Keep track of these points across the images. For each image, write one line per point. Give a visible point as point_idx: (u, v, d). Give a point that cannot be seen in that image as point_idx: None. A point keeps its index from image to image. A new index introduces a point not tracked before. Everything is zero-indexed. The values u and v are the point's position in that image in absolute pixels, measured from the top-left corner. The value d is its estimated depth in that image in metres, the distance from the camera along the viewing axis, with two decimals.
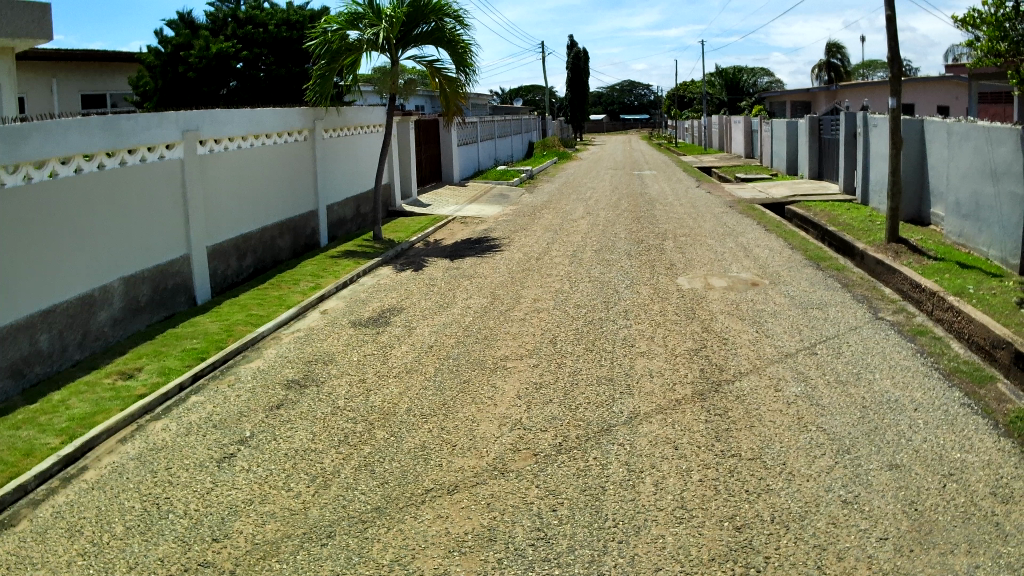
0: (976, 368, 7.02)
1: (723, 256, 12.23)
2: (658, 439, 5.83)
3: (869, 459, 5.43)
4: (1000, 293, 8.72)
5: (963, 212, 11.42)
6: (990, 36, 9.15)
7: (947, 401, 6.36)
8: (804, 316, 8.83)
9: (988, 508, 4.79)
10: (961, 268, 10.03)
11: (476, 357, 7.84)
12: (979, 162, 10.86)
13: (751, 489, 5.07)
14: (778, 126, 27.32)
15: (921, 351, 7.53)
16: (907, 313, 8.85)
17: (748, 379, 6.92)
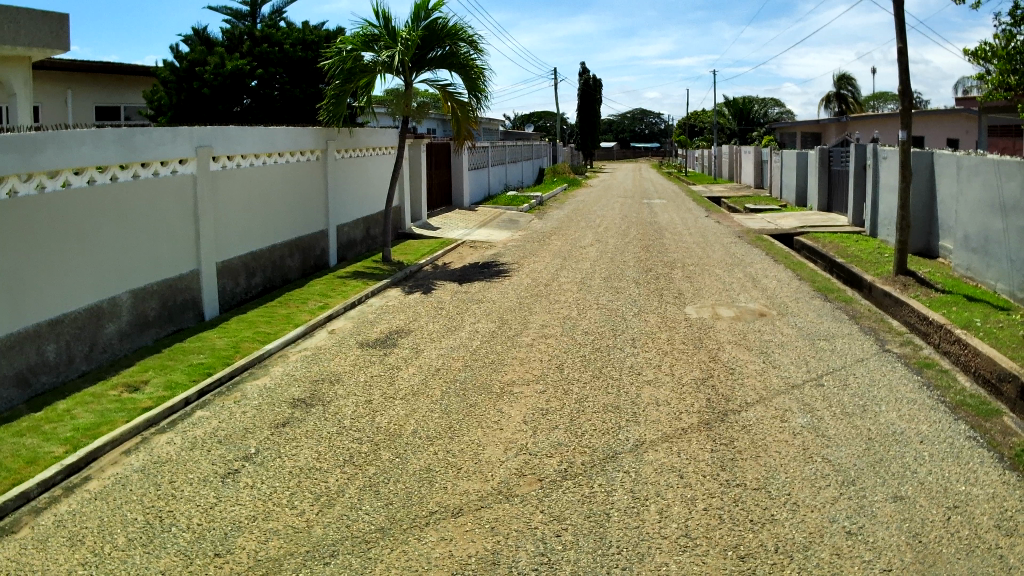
0: (982, 402, 6.99)
1: (731, 286, 12.23)
2: (663, 467, 5.81)
3: (874, 490, 5.40)
4: (1007, 327, 8.70)
5: (972, 246, 11.41)
6: (1000, 70, 9.17)
7: (952, 433, 6.34)
8: (811, 348, 8.80)
9: (992, 541, 4.77)
10: (969, 301, 10.01)
11: (482, 381, 7.83)
12: (989, 195, 10.84)
13: (755, 518, 5.04)
14: (788, 155, 27.30)
15: (927, 384, 7.50)
16: (913, 345, 8.83)
17: (752, 410, 6.90)
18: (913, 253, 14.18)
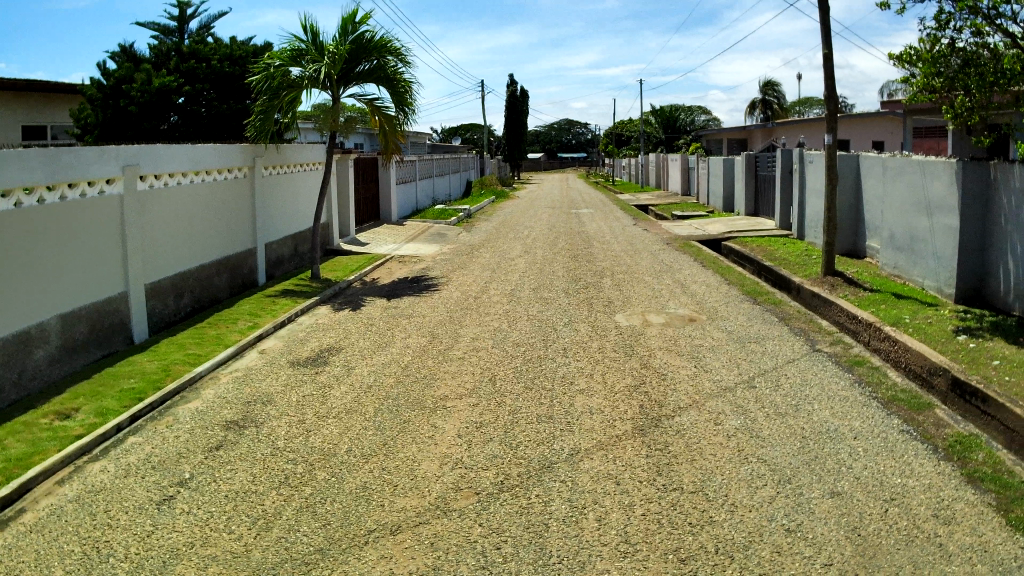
0: (913, 396, 7.16)
1: (660, 292, 12.37)
2: (599, 475, 5.83)
3: (811, 487, 5.50)
4: (935, 322, 8.95)
5: (898, 245, 11.72)
6: (925, 72, 9.34)
7: (886, 428, 6.48)
8: (741, 351, 8.94)
9: (931, 530, 4.89)
10: (897, 298, 10.29)
11: (415, 397, 7.78)
12: (914, 195, 11.15)
13: (694, 521, 5.09)
14: (715, 162, 27.71)
15: (859, 381, 7.67)
16: (844, 344, 9.01)
17: (685, 414, 6.98)
18: (840, 254, 14.50)
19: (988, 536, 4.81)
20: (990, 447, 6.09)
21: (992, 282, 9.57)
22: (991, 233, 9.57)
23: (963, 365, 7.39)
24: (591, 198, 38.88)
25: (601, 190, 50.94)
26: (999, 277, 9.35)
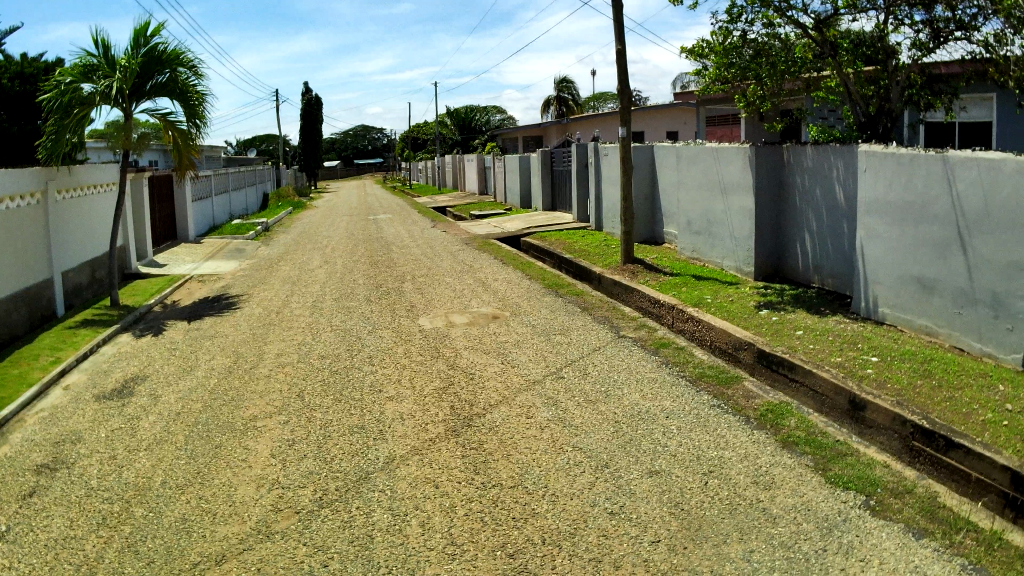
0: (721, 371, 7.52)
1: (462, 293, 12.43)
2: (417, 480, 5.81)
3: (629, 469, 5.68)
4: (736, 299, 9.43)
5: (695, 229, 12.27)
6: (718, 63, 9.62)
7: (699, 405, 6.76)
8: (548, 343, 9.11)
9: (752, 496, 5.16)
10: (699, 279, 10.78)
11: (224, 420, 7.50)
12: (709, 182, 11.67)
13: (517, 515, 5.16)
14: (511, 160, 28.18)
15: (666, 362, 7.99)
16: (649, 328, 9.33)
17: (494, 411, 7.03)
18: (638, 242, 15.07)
19: (810, 497, 5.11)
20: (802, 412, 6.47)
21: (790, 259, 10.23)
22: (787, 214, 10.20)
23: (768, 338, 7.81)
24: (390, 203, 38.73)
25: (396, 195, 50.76)
26: (797, 254, 10.01)
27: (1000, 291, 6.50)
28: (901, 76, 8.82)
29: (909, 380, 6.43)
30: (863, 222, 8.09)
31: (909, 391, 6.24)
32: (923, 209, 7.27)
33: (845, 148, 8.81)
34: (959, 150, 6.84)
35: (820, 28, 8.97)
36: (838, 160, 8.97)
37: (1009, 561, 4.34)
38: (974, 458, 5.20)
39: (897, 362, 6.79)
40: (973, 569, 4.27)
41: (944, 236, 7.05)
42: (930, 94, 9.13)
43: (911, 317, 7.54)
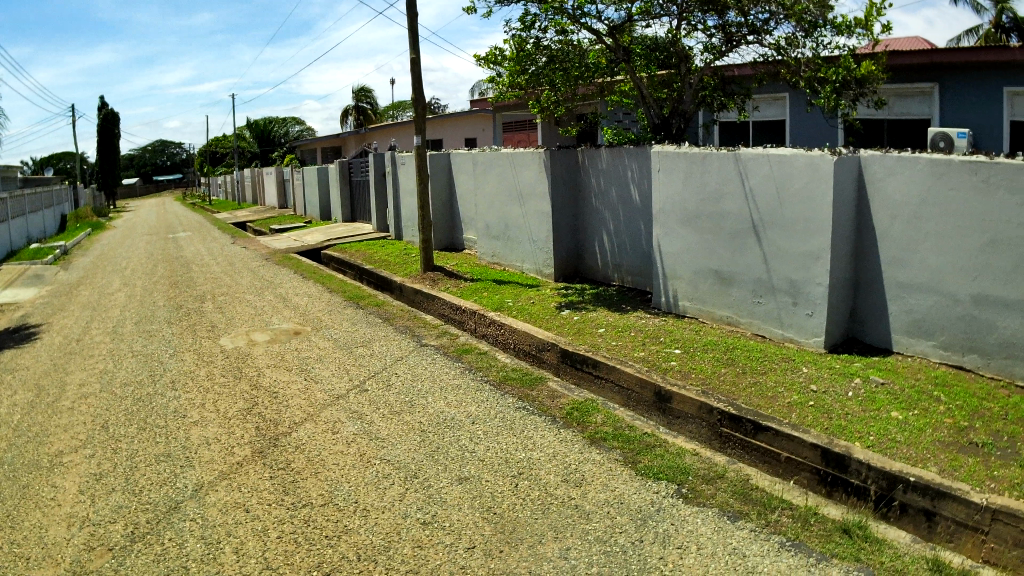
0: (525, 372, 7.64)
1: (264, 310, 12.05)
2: (227, 506, 5.61)
3: (437, 477, 5.63)
4: (538, 301, 9.57)
5: (494, 235, 12.30)
6: (511, 71, 9.59)
7: (504, 409, 6.78)
8: (349, 356, 8.94)
9: (564, 495, 5.13)
10: (499, 284, 10.86)
11: (30, 457, 7.05)
12: (501, 188, 11.78)
13: (330, 533, 5.04)
14: (308, 172, 27.74)
15: (469, 368, 8.00)
16: (450, 335, 9.34)
17: (298, 428, 6.88)
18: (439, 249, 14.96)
19: (619, 489, 5.12)
20: (609, 409, 6.57)
21: (587, 258, 10.53)
22: (583, 215, 10.43)
23: (572, 336, 7.97)
24: (188, 221, 37.18)
25: (198, 211, 48.92)
26: (595, 253, 10.26)
27: (797, 279, 6.78)
28: (693, 78, 9.13)
29: (713, 369, 6.59)
30: (658, 221, 8.32)
31: (713, 379, 6.37)
32: (717, 206, 7.53)
33: (639, 150, 9.06)
34: (749, 148, 7.11)
35: (614, 35, 9.17)
36: (633, 162, 9.21)
37: (827, 534, 4.48)
38: (783, 439, 5.30)
39: (699, 353, 6.98)
40: (794, 543, 4.39)
41: (739, 229, 7.33)
42: (721, 95, 9.51)
43: (711, 309, 7.82)
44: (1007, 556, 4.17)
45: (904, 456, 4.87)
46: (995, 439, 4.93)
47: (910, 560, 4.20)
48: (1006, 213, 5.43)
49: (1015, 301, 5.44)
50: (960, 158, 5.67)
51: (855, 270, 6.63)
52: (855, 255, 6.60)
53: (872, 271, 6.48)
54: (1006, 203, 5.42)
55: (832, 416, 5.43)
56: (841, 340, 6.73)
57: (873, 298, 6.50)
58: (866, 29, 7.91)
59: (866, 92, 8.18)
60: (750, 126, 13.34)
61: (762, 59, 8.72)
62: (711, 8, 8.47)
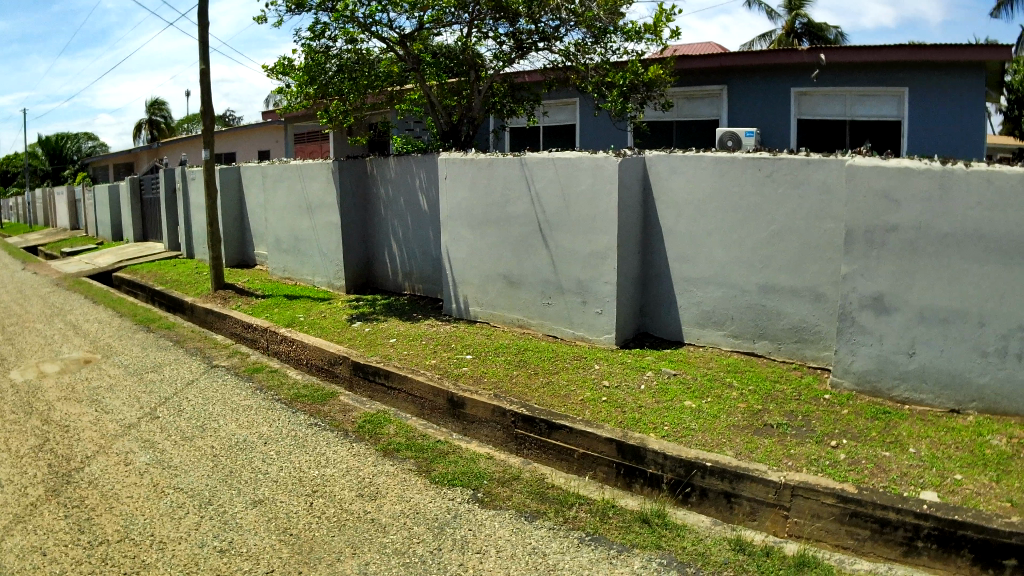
0: (315, 389, 6.65)
1: (51, 340, 9.99)
2: (23, 549, 4.41)
3: (232, 502, 4.92)
4: (329, 316, 8.47)
5: (285, 248, 10.62)
6: (298, 82, 8.35)
7: (294, 426, 5.94)
8: (135, 381, 7.37)
9: (359, 510, 4.75)
10: (289, 300, 9.56)
11: None
12: (282, 195, 10.36)
13: (127, 570, 4.17)
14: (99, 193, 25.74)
15: (260, 387, 6.85)
16: (242, 354, 8.12)
17: (90, 462, 5.58)
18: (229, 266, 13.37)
19: (417, 499, 4.82)
20: (401, 420, 5.92)
21: (379, 267, 9.41)
22: (373, 222, 9.33)
23: (361, 349, 7.05)
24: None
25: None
26: (385, 262, 9.26)
27: (585, 279, 6.57)
28: (483, 86, 8.66)
29: (506, 372, 6.11)
30: (444, 227, 7.78)
31: (505, 381, 5.92)
32: (503, 211, 7.15)
33: (427, 157, 8.28)
34: (534, 152, 6.81)
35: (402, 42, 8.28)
36: (420, 169, 8.41)
37: (626, 525, 4.52)
38: (579, 436, 5.08)
39: (491, 357, 6.44)
40: (593, 538, 4.40)
41: (525, 232, 7.00)
42: (511, 101, 9.08)
43: (502, 315, 7.36)
44: (806, 528, 4.42)
45: (700, 443, 4.87)
46: (790, 419, 5.07)
47: (710, 543, 4.35)
48: (790, 205, 5.69)
49: (802, 287, 5.71)
50: (742, 155, 5.93)
51: (642, 267, 6.71)
52: (642, 252, 6.68)
53: (659, 265, 6.60)
54: (789, 195, 5.68)
55: (625, 410, 5.33)
56: (633, 336, 6.73)
57: (662, 291, 6.60)
58: (655, 34, 8.12)
59: (651, 96, 8.45)
60: (539, 131, 12.50)
61: (552, 65, 8.66)
62: (502, 14, 8.05)
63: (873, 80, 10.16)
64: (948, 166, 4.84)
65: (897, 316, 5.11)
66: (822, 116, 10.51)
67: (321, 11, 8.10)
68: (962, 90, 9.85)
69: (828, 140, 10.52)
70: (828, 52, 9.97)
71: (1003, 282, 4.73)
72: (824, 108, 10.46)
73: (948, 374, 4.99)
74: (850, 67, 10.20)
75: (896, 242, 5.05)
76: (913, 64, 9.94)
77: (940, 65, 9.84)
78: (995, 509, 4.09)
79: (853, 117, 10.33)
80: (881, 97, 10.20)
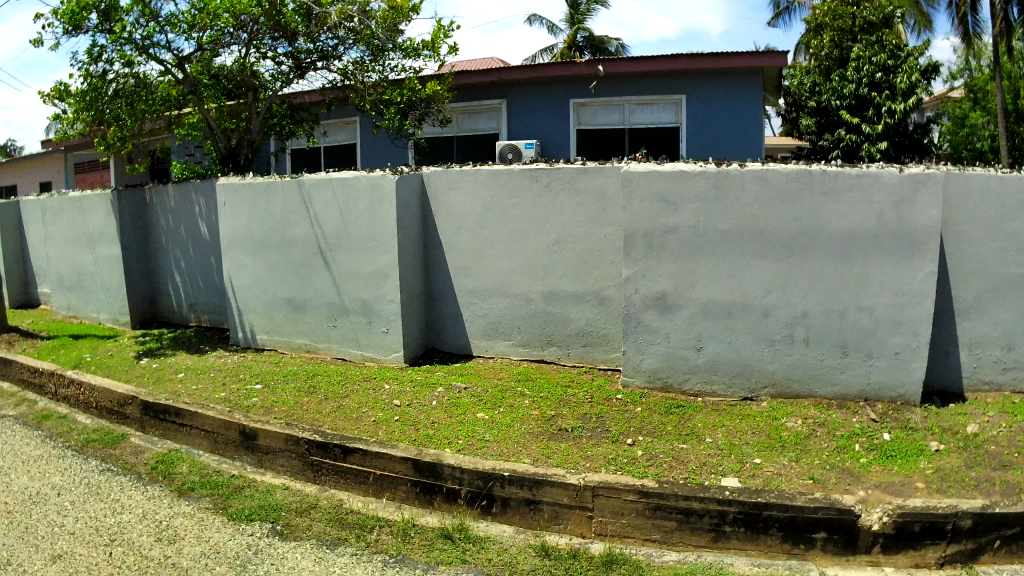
0: (106, 433, 6.39)
1: None
2: None
3: (28, 560, 4.37)
4: (118, 353, 7.89)
5: (65, 285, 9.75)
6: (75, 108, 7.85)
7: (84, 474, 5.61)
8: None
9: (160, 554, 4.41)
10: (73, 339, 8.71)
11: None
12: (61, 229, 9.58)
13: None
14: None
15: (49, 435, 6.43)
16: (28, 402, 7.41)
17: None
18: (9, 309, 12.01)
19: (215, 539, 4.56)
20: (191, 457, 5.82)
21: (165, 300, 8.86)
22: (158, 254, 8.83)
23: (149, 387, 6.70)
24: None
25: None
26: (169, 293, 8.76)
27: (368, 299, 6.56)
28: (263, 108, 8.41)
29: (296, 400, 6.01)
30: (224, 253, 7.50)
31: (297, 410, 5.83)
32: (283, 235, 7.01)
33: (207, 183, 7.94)
34: (310, 174, 6.76)
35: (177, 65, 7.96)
36: (201, 197, 8.03)
37: (429, 543, 4.49)
38: (373, 457, 5.05)
39: (280, 386, 6.30)
40: (397, 560, 4.30)
41: (306, 255, 6.90)
42: (292, 122, 8.94)
43: (289, 339, 7.19)
44: (610, 526, 4.52)
45: (495, 452, 4.96)
46: (584, 422, 5.31)
47: (515, 551, 4.36)
48: (563, 214, 6.10)
49: (585, 292, 6.13)
50: (518, 167, 6.22)
51: (425, 282, 6.79)
52: (424, 268, 6.77)
53: (441, 283, 6.74)
54: (565, 203, 6.07)
55: (420, 427, 5.36)
56: (421, 352, 6.78)
57: (446, 306, 6.73)
58: (431, 50, 8.48)
59: (428, 112, 8.85)
60: (320, 151, 12.60)
61: (331, 85, 8.72)
62: (280, 33, 7.98)
63: (648, 89, 10.41)
64: (721, 168, 5.43)
65: (682, 313, 5.62)
66: (600, 126, 10.74)
67: (98, 35, 7.84)
68: (732, 98, 10.16)
69: (606, 148, 10.72)
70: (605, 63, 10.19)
71: (782, 272, 5.41)
72: (602, 118, 10.70)
73: (736, 363, 5.58)
74: (624, 78, 10.46)
75: (675, 242, 5.55)
76: (685, 73, 10.22)
77: (714, 73, 10.13)
78: (796, 488, 4.50)
79: (630, 125, 10.55)
80: (656, 105, 10.45)
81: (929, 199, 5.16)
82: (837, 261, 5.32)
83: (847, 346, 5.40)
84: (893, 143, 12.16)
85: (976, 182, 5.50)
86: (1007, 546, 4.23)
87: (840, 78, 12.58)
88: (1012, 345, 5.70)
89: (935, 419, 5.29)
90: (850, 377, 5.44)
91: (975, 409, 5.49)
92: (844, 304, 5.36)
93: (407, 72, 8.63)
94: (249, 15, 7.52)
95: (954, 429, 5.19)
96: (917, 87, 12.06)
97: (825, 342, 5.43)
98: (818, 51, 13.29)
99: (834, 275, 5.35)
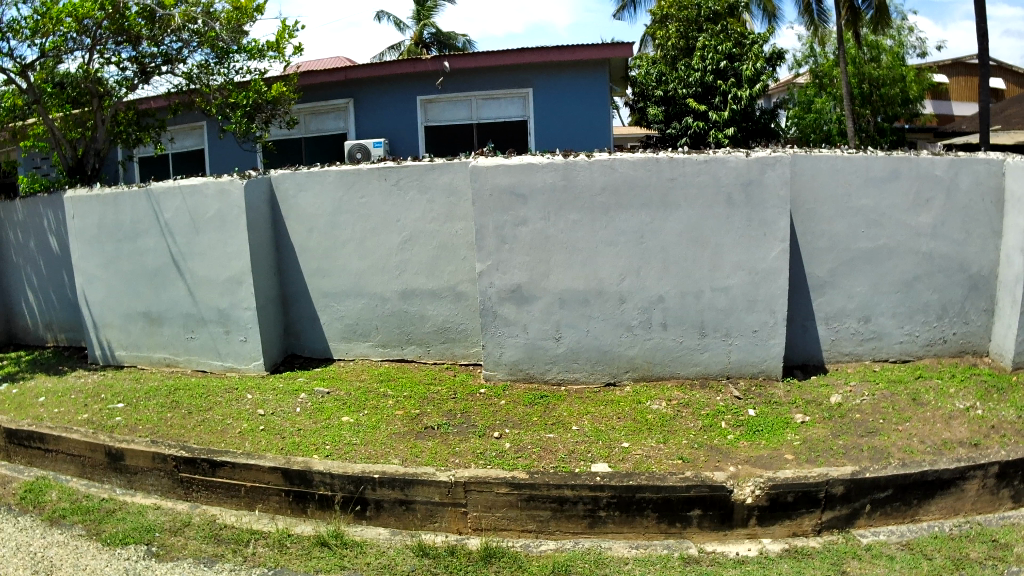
0: None
1: None
2: None
3: None
4: None
5: None
6: None
7: None
8: None
9: None
10: None
11: None
12: None
13: None
14: None
15: None
16: None
17: None
18: None
19: (92, 565, 4.25)
20: (60, 483, 5.45)
21: (20, 321, 8.47)
22: (8, 273, 8.46)
23: (9, 414, 6.29)
24: None
25: None
26: (24, 313, 8.39)
27: (224, 307, 6.45)
28: (109, 115, 8.08)
29: (158, 416, 5.84)
30: (74, 267, 7.21)
31: (160, 425, 5.65)
32: (133, 246, 6.80)
33: (53, 195, 7.57)
34: (159, 182, 6.58)
35: (19, 74, 7.58)
36: (48, 209, 7.70)
37: (306, 551, 4.34)
38: (242, 469, 4.91)
39: (143, 402, 6.11)
40: (275, 571, 4.14)
41: (160, 265, 6.71)
42: (138, 129, 8.73)
43: (147, 354, 6.98)
44: (485, 519, 4.52)
45: (363, 456, 4.91)
46: (450, 418, 5.32)
47: (394, 553, 4.28)
48: (417, 210, 6.13)
49: (442, 289, 6.20)
50: (368, 166, 6.21)
51: (280, 287, 6.67)
52: (278, 274, 6.64)
53: (296, 288, 6.62)
54: (417, 199, 6.12)
55: (285, 435, 5.28)
56: (282, 358, 6.68)
57: (302, 310, 6.63)
58: (277, 51, 8.40)
59: (277, 113, 8.80)
60: (168, 157, 12.37)
61: (176, 89, 8.49)
62: (124, 37, 7.73)
63: (495, 83, 10.48)
64: (568, 159, 5.48)
65: (539, 304, 5.65)
66: (449, 121, 10.76)
67: None
68: (579, 90, 10.32)
69: (457, 143, 10.76)
70: (451, 59, 10.22)
71: (635, 258, 5.52)
72: (450, 114, 10.72)
73: (596, 350, 5.67)
74: (470, 72, 10.49)
75: (528, 234, 5.57)
76: (531, 66, 10.32)
77: (561, 64, 10.25)
78: (667, 468, 4.59)
79: (478, 119, 10.62)
80: (503, 99, 10.53)
81: (776, 180, 5.38)
82: (688, 243, 5.48)
83: (704, 327, 5.57)
84: (741, 129, 12.57)
85: (821, 161, 5.71)
86: (880, 508, 4.45)
87: (686, 67, 12.87)
88: (867, 316, 5.94)
89: (798, 392, 5.49)
90: (711, 356, 5.61)
91: (837, 380, 5.71)
92: (700, 285, 5.52)
93: (252, 74, 8.53)
94: (92, 18, 7.30)
95: (818, 401, 5.39)
96: (762, 75, 12.65)
97: (682, 323, 5.58)
98: (663, 41, 13.57)
99: (686, 258, 5.50)
